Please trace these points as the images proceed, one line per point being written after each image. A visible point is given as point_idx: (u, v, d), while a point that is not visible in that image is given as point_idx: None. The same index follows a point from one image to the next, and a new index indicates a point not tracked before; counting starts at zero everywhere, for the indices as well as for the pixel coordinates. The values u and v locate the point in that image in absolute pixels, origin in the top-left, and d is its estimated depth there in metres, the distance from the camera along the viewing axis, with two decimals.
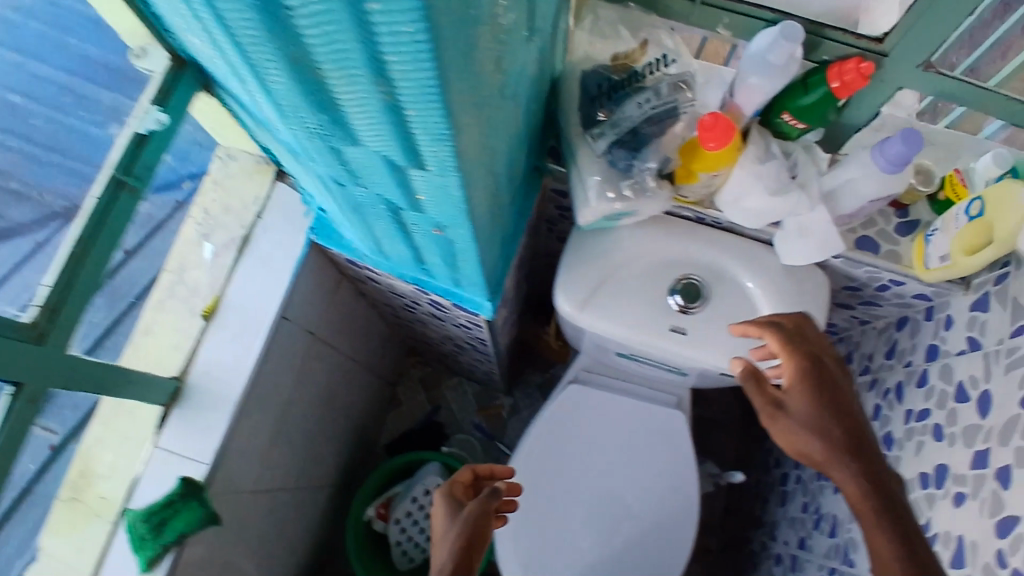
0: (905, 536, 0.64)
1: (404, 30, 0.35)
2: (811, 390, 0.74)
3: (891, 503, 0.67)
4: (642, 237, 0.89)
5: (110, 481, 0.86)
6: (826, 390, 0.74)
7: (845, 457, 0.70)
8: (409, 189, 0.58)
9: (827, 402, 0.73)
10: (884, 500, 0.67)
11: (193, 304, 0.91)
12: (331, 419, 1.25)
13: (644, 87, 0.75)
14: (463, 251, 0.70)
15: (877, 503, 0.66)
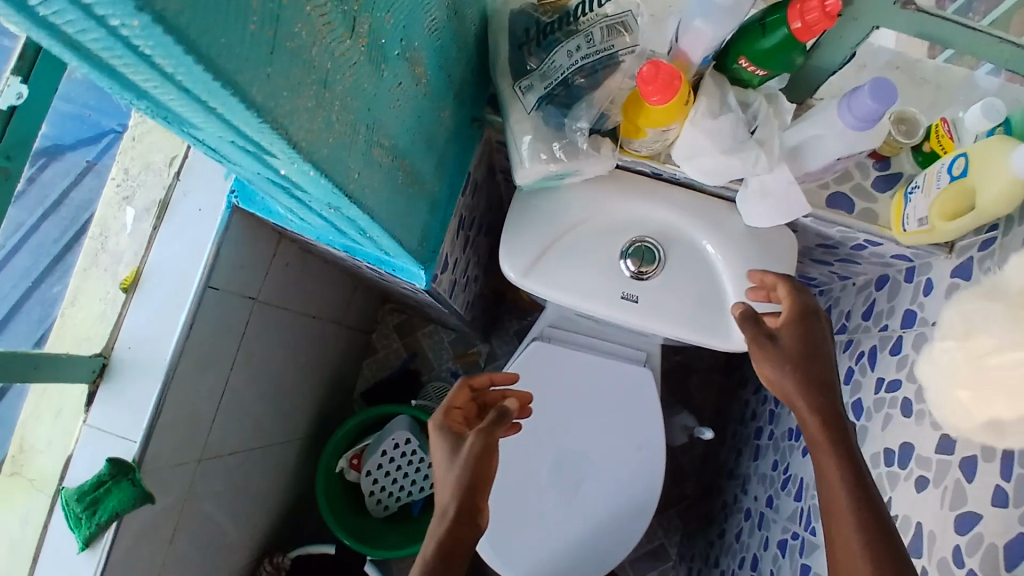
0: (865, 485, 0.58)
1: (129, 18, 0.27)
2: (799, 331, 0.68)
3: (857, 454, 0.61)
4: (592, 197, 0.81)
5: (46, 455, 0.82)
6: (816, 335, 0.68)
7: (821, 395, 0.64)
8: (276, 170, 0.50)
9: (815, 344, 0.67)
10: (851, 447, 0.61)
11: (115, 271, 0.85)
12: (297, 376, 1.22)
13: (576, 31, 0.65)
14: (369, 228, 0.63)
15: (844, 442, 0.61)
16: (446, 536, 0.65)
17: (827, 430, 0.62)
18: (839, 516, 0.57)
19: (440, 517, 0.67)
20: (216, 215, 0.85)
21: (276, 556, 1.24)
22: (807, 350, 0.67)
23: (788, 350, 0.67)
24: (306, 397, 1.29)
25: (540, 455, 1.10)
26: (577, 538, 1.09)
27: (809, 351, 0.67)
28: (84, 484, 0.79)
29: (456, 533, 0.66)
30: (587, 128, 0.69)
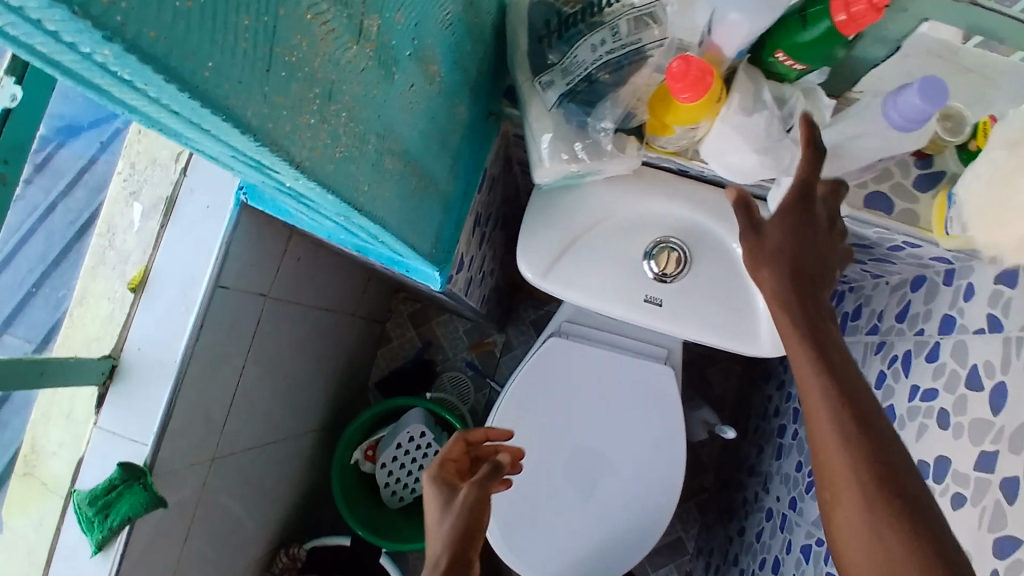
0: (850, 397, 0.52)
1: (100, 44, 0.25)
2: (795, 236, 0.62)
3: (844, 365, 0.54)
4: (615, 195, 0.77)
5: (59, 458, 0.82)
6: (808, 238, 0.62)
7: (803, 306, 0.58)
8: (280, 182, 0.47)
9: (804, 248, 0.61)
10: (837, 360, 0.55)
11: (123, 271, 0.83)
12: (312, 368, 1.21)
13: (600, 23, 0.61)
14: (383, 236, 0.60)
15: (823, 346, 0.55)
16: None
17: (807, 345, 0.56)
18: (818, 437, 0.52)
19: (432, 566, 0.68)
20: (224, 212, 0.82)
21: (293, 548, 1.21)
22: (794, 258, 0.61)
23: (776, 259, 0.61)
24: (320, 389, 1.28)
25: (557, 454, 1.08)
26: (595, 538, 1.07)
27: (795, 259, 0.61)
28: (95, 488, 0.78)
29: None
30: (612, 127, 0.65)
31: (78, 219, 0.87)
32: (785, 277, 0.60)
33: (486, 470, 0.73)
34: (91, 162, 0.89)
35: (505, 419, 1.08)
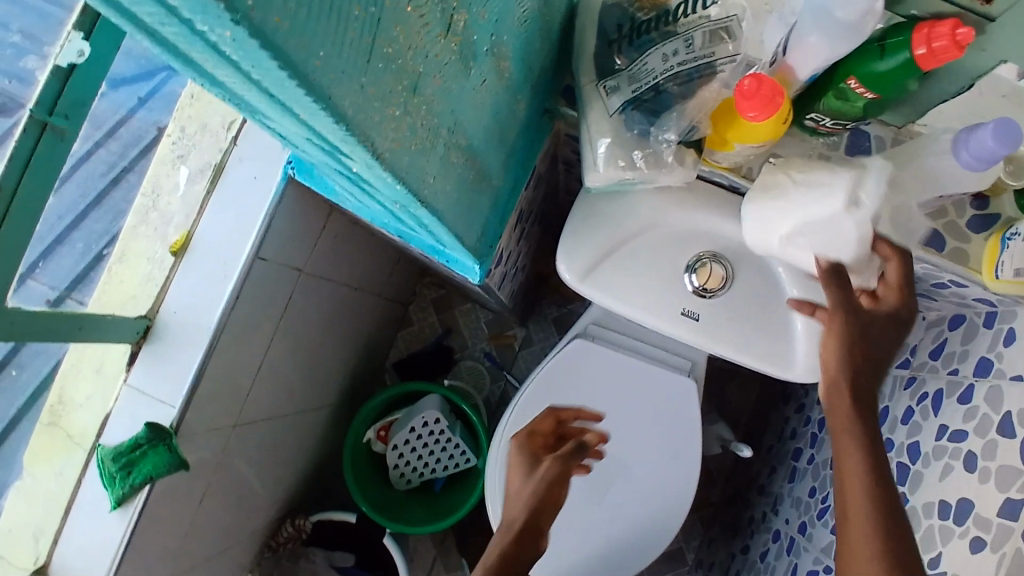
0: (876, 466, 0.63)
1: (223, 26, 0.24)
2: (846, 323, 0.71)
3: (877, 436, 0.65)
4: (661, 207, 0.77)
5: (86, 410, 0.84)
6: (863, 320, 0.71)
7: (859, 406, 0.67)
8: (344, 165, 0.47)
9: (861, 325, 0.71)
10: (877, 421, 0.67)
11: (165, 234, 0.85)
12: (334, 345, 1.22)
13: (674, 33, 0.60)
14: (434, 226, 0.60)
15: (862, 423, 0.66)
16: (506, 552, 0.72)
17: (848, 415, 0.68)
18: (849, 484, 0.63)
19: (507, 528, 0.76)
20: (270, 184, 0.82)
21: (299, 520, 1.23)
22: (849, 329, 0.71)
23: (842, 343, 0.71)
24: (340, 366, 1.28)
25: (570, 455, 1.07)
26: (600, 539, 1.08)
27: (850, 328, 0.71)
28: (121, 444, 0.80)
29: (516, 551, 0.73)
30: (675, 139, 0.64)
31: (110, 172, 0.88)
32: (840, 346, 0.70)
33: (569, 450, 0.83)
34: (126, 117, 0.89)
35: (523, 415, 1.09)
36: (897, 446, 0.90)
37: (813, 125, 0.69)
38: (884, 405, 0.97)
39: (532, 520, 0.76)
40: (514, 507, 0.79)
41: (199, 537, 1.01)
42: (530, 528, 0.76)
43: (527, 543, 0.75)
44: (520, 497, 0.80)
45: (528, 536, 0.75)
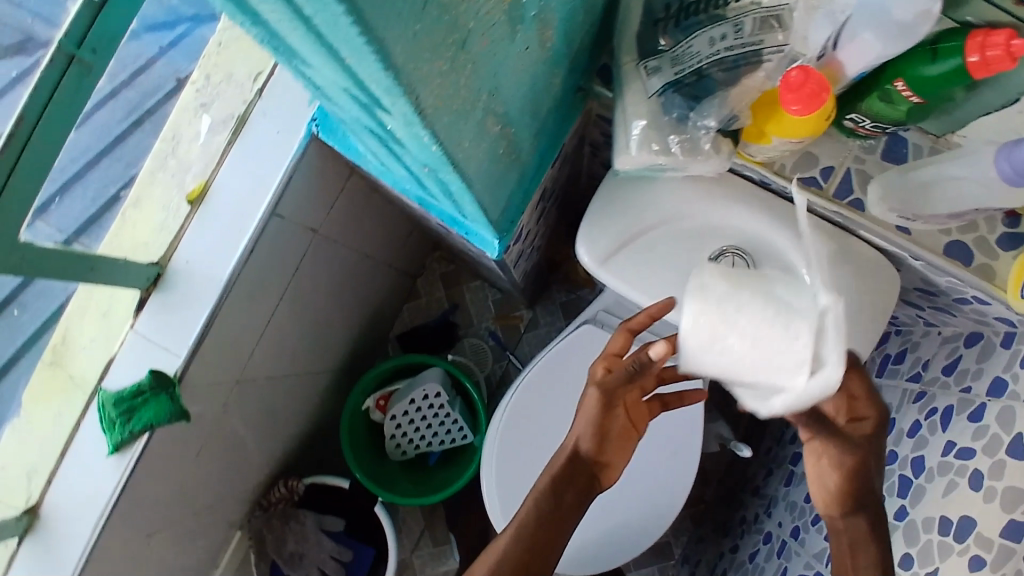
0: None
1: None
2: (851, 479, 0.67)
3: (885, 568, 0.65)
4: (688, 198, 0.76)
5: (91, 354, 0.84)
6: (866, 465, 0.67)
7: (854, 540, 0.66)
8: (378, 121, 0.46)
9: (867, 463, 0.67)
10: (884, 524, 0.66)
11: (182, 182, 0.84)
12: (341, 311, 1.21)
13: (723, 18, 0.59)
14: (460, 194, 0.59)
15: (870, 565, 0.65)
16: (557, 474, 0.69)
17: (852, 512, 0.66)
18: None
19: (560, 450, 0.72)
20: (292, 141, 0.81)
21: (291, 480, 1.22)
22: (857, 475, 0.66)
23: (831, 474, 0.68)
24: (344, 332, 1.27)
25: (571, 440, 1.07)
26: (592, 526, 1.08)
27: (858, 475, 0.66)
28: (123, 390, 0.79)
29: (569, 471, 0.70)
30: (715, 127, 0.62)
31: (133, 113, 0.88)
32: (842, 483, 0.67)
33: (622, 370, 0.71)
34: (151, 61, 0.86)
35: (526, 394, 1.09)
36: (900, 459, 0.89)
37: (851, 127, 0.69)
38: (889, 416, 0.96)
39: (580, 452, 0.70)
40: (569, 435, 0.72)
41: (192, 489, 1.01)
42: (582, 461, 0.70)
43: (580, 474, 0.70)
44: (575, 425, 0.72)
45: (577, 469, 0.70)
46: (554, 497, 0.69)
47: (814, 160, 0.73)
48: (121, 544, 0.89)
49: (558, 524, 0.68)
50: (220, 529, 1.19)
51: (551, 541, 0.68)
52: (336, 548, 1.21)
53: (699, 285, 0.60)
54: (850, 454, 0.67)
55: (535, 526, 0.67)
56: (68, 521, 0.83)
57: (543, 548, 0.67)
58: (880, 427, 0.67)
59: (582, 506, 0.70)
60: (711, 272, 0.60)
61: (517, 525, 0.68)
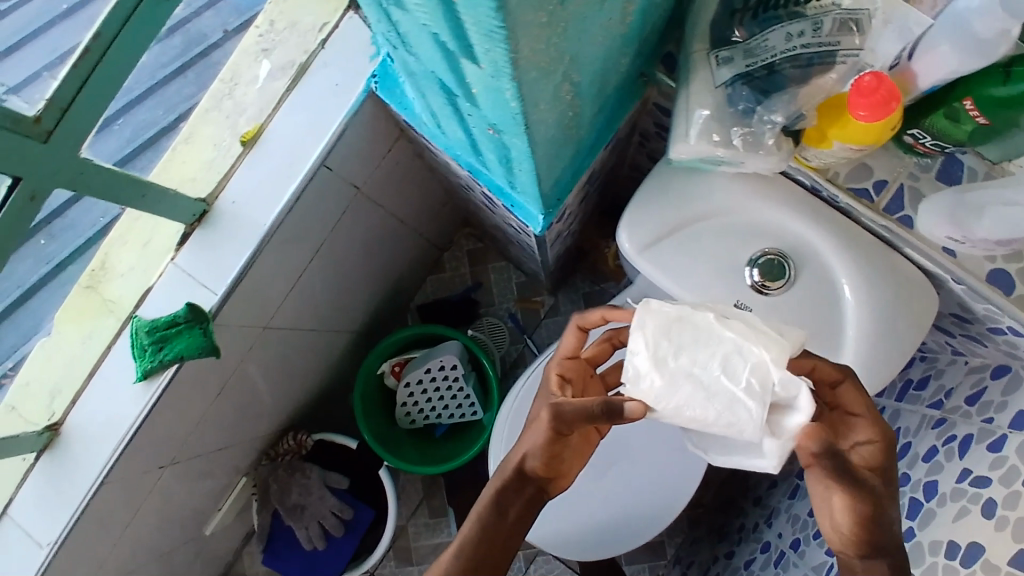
0: None
1: None
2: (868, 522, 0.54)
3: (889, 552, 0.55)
4: (738, 194, 0.76)
5: (127, 282, 0.85)
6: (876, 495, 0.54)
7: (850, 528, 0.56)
8: (459, 76, 0.46)
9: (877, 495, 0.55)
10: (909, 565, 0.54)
11: (236, 123, 0.85)
12: (368, 273, 1.21)
13: (802, 15, 0.59)
14: (519, 161, 0.59)
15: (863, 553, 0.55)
16: (494, 499, 0.62)
17: (870, 555, 0.54)
18: None
19: (499, 472, 0.64)
20: (349, 95, 0.81)
21: (300, 434, 1.25)
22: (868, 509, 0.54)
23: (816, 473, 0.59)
24: (369, 295, 1.28)
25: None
26: (587, 515, 1.08)
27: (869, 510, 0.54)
28: (159, 319, 0.80)
29: (508, 495, 0.62)
30: (780, 124, 0.62)
31: None
32: (850, 520, 0.54)
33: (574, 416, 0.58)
34: None
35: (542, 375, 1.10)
36: (912, 482, 0.89)
37: (910, 143, 0.69)
38: (905, 440, 0.95)
39: (527, 468, 0.63)
40: (517, 448, 0.64)
41: (206, 429, 1.03)
42: (529, 475, 0.64)
43: (524, 493, 0.63)
44: (524, 439, 0.64)
45: (523, 482, 0.63)
46: (498, 515, 0.61)
47: (867, 172, 0.73)
48: (134, 471, 0.91)
49: (506, 544, 0.61)
50: (226, 473, 1.21)
51: (497, 561, 0.59)
52: (339, 504, 1.22)
53: (638, 370, 0.58)
54: (846, 491, 0.54)
55: (479, 545, 0.59)
56: (88, 443, 0.84)
57: (489, 568, 0.59)
58: (889, 452, 0.56)
59: (530, 519, 0.63)
60: (644, 350, 0.58)
61: (460, 543, 0.59)
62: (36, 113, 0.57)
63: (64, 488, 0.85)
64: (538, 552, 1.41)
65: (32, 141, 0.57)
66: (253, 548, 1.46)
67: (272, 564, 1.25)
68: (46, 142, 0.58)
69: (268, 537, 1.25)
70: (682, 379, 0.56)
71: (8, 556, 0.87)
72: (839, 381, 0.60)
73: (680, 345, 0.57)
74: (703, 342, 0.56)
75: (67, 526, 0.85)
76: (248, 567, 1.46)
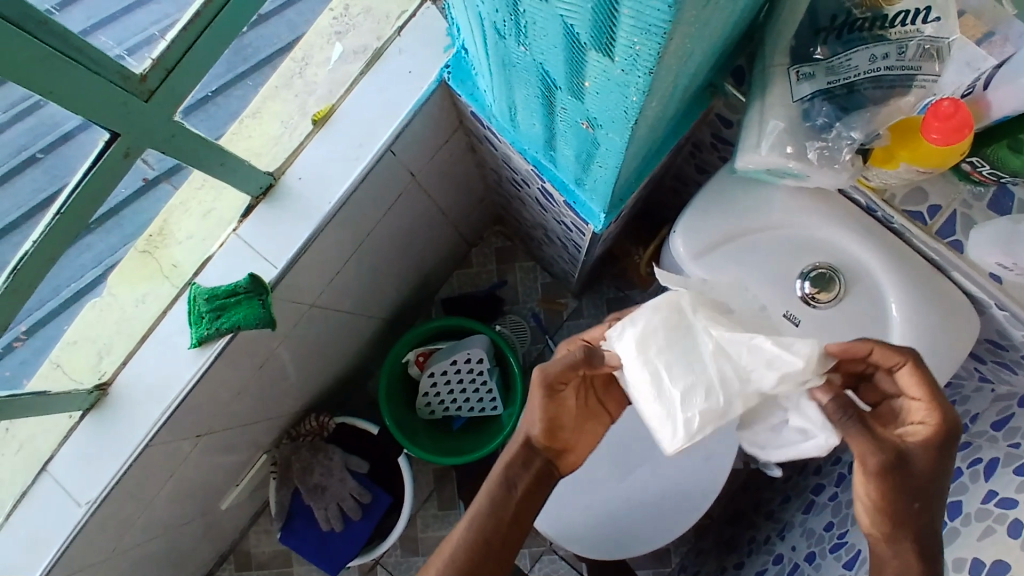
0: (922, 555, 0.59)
1: None
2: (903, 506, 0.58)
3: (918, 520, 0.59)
4: (795, 207, 0.79)
5: (187, 249, 0.87)
6: (913, 480, 0.58)
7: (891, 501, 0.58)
8: (577, 71, 0.48)
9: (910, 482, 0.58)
10: (930, 546, 0.59)
11: (305, 102, 0.87)
12: (405, 261, 1.23)
13: (886, 38, 0.61)
14: (603, 157, 0.62)
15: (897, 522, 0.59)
16: (502, 474, 0.68)
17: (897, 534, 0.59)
18: None
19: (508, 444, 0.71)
20: (421, 83, 0.83)
21: (323, 416, 1.27)
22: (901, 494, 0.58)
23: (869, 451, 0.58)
24: (402, 284, 1.30)
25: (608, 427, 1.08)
26: (612, 510, 1.08)
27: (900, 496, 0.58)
28: (219, 287, 0.82)
29: (515, 468, 0.69)
30: (856, 142, 0.66)
31: None
32: (886, 503, 0.58)
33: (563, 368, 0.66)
34: None
35: None
36: None
37: (967, 170, 0.71)
38: None
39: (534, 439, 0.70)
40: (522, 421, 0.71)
41: (238, 401, 1.04)
42: (535, 447, 0.71)
43: (532, 466, 0.70)
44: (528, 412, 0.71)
45: (529, 454, 0.70)
46: (507, 489, 0.68)
47: (923, 196, 0.75)
48: (173, 436, 0.92)
49: (518, 516, 0.67)
50: (249, 448, 1.22)
51: (510, 527, 0.67)
52: (358, 488, 1.23)
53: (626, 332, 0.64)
54: (877, 463, 0.56)
55: (491, 517, 0.66)
56: (137, 404, 0.86)
57: (503, 535, 0.66)
58: (937, 440, 0.57)
59: (539, 492, 0.70)
60: (640, 327, 0.63)
61: (474, 515, 0.66)
62: (143, 71, 0.60)
63: (108, 445, 0.87)
64: (545, 551, 1.42)
65: (136, 99, 0.60)
66: (261, 527, 1.46)
67: (287, 541, 1.26)
68: (147, 101, 0.61)
69: (287, 515, 1.26)
70: (641, 369, 0.62)
71: (50, 509, 0.89)
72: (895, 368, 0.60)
73: (669, 347, 0.61)
74: (688, 351, 0.61)
75: (109, 484, 0.87)
76: (254, 546, 1.46)
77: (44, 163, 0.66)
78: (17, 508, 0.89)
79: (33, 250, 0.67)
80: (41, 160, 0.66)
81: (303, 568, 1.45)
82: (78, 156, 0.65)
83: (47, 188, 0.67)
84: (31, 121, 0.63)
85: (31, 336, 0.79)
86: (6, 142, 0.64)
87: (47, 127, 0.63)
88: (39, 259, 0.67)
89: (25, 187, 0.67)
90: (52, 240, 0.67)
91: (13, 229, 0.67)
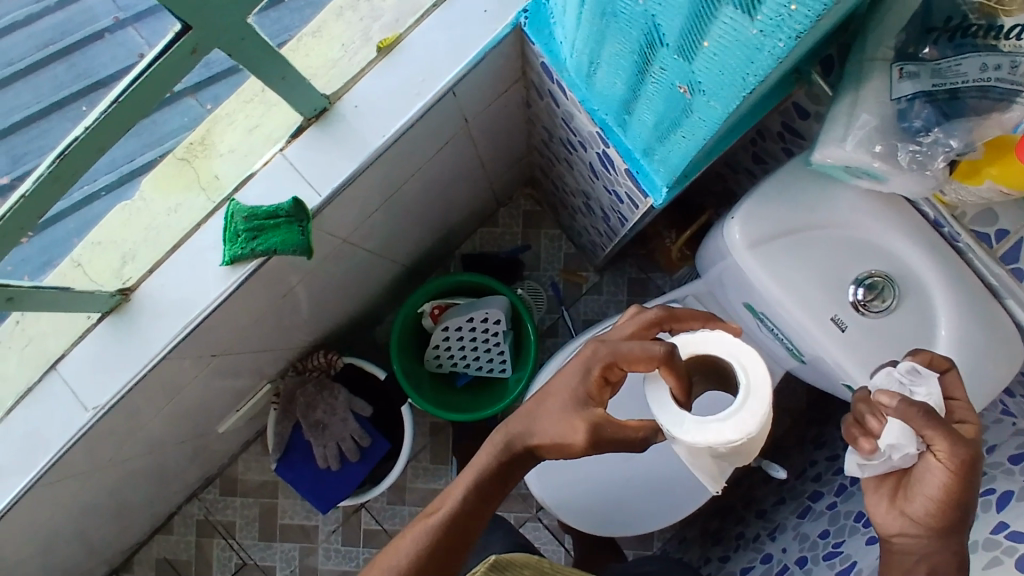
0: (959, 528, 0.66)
1: None
2: (955, 488, 0.63)
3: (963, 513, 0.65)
4: (859, 210, 0.77)
5: (227, 162, 0.84)
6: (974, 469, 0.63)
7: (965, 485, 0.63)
8: (699, 28, 0.46)
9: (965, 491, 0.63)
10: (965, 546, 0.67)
11: (368, 27, 0.83)
12: (437, 208, 1.19)
13: (998, 49, 0.58)
14: (691, 126, 0.60)
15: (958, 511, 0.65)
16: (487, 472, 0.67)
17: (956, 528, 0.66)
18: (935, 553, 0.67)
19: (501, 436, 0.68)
20: (496, 22, 0.80)
21: (332, 354, 1.25)
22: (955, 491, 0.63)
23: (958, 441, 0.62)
24: (428, 233, 1.27)
25: (635, 398, 0.98)
26: (613, 491, 1.08)
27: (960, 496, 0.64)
28: (259, 208, 0.80)
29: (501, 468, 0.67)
30: (953, 151, 0.64)
31: None
32: (964, 471, 0.62)
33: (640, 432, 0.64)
34: None
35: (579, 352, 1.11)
36: None
37: None
38: None
39: (530, 445, 0.67)
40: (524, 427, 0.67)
41: (252, 324, 1.02)
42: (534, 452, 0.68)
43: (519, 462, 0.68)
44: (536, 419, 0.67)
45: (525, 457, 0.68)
46: (494, 482, 0.67)
47: (993, 218, 0.72)
48: (190, 349, 0.90)
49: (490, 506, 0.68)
50: (254, 376, 1.20)
51: (480, 527, 0.67)
52: (359, 431, 1.23)
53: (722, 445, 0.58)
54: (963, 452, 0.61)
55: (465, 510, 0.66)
56: (157, 315, 0.84)
57: (459, 545, 0.66)
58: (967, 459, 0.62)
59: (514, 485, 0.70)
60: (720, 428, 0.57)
61: (441, 528, 0.65)
62: None
63: (121, 352, 0.85)
64: (530, 517, 1.43)
65: None
66: (251, 456, 1.46)
67: (282, 474, 1.25)
68: None
69: (285, 448, 1.25)
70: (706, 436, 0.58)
71: (53, 409, 0.87)
72: (942, 371, 0.69)
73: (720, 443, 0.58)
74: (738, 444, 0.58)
75: (119, 394, 0.85)
76: (242, 473, 1.45)
77: (71, 60, 0.70)
78: (17, 406, 0.87)
79: (83, 137, 0.64)
80: (68, 57, 0.70)
81: (288, 501, 1.45)
82: (106, 51, 0.70)
83: (71, 85, 0.69)
84: (64, 15, 0.70)
85: (38, 234, 0.77)
86: (37, 34, 0.69)
87: (76, 25, 0.70)
88: (89, 147, 0.65)
89: (46, 82, 0.70)
90: (104, 132, 0.64)
91: (34, 122, 0.69)
